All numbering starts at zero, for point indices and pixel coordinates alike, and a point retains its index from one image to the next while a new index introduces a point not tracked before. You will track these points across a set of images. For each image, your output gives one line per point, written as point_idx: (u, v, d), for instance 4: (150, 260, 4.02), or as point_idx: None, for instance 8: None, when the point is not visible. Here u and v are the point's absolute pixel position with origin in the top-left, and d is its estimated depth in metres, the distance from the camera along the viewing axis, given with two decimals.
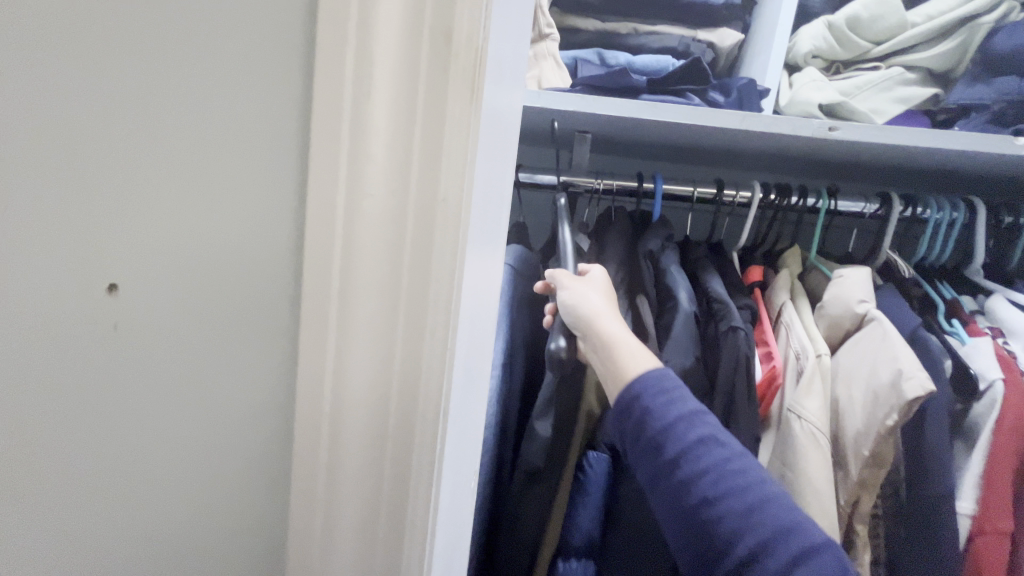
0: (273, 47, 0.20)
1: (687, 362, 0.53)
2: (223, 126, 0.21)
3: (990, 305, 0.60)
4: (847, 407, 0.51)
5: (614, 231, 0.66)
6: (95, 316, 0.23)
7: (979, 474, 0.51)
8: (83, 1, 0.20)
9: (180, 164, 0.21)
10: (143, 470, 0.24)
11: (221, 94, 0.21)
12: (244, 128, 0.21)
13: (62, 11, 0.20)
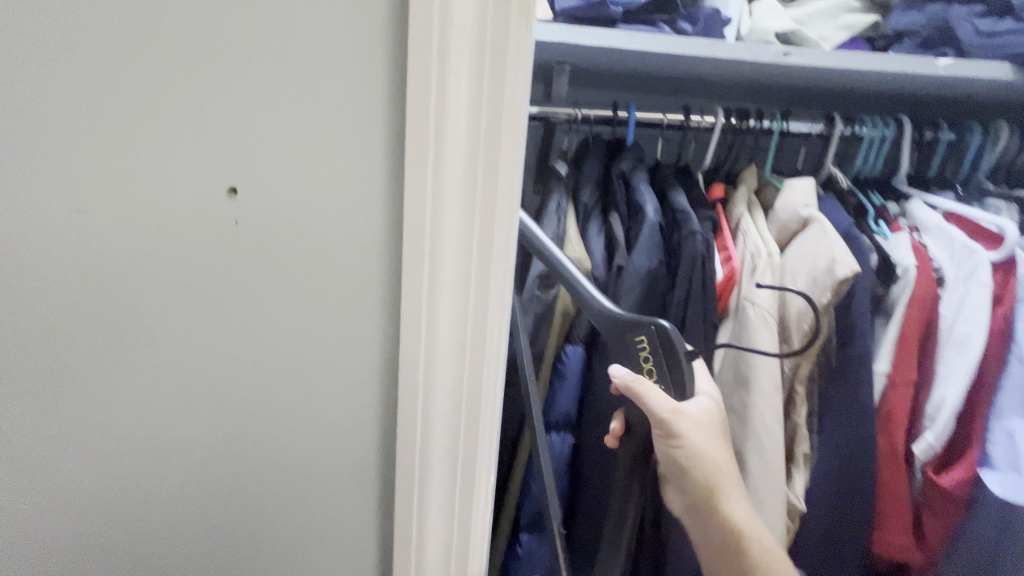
0: None
1: (652, 263, 0.61)
2: (317, 50, 0.26)
3: (910, 208, 0.71)
4: (791, 293, 0.63)
5: (590, 157, 0.73)
6: (218, 214, 0.28)
7: (892, 340, 0.62)
8: None
9: (280, 82, 0.26)
10: (266, 336, 0.31)
11: (317, 23, 0.25)
12: (336, 51, 0.26)
13: None
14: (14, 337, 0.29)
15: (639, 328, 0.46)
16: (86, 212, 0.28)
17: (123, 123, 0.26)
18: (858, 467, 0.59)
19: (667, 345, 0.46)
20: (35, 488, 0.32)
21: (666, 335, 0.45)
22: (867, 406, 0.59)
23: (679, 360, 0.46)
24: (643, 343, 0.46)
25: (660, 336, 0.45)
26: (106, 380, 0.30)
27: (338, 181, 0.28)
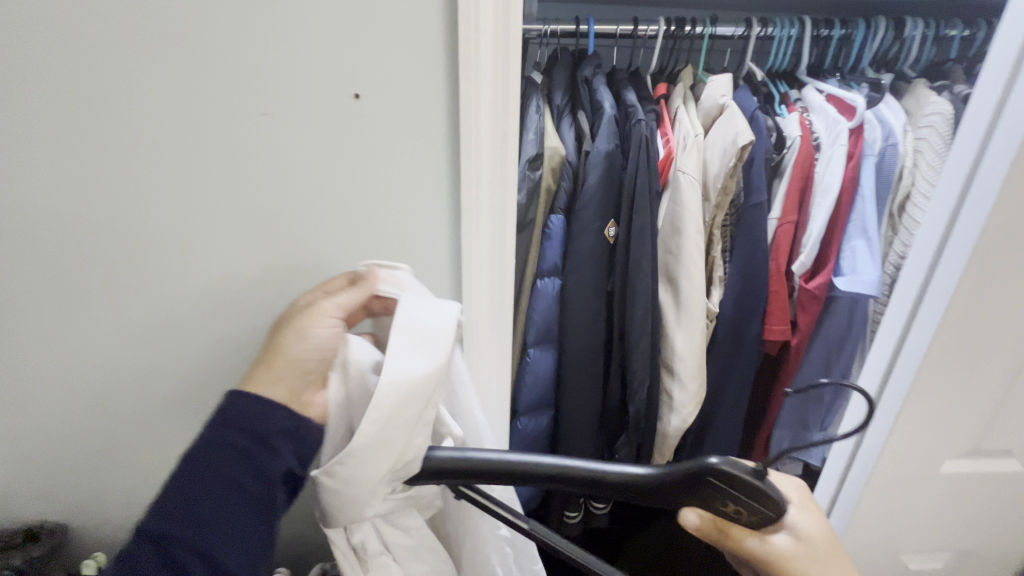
0: None
1: (611, 146, 0.82)
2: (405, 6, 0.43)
3: (805, 93, 0.92)
4: (711, 163, 0.85)
5: (560, 66, 0.91)
6: (348, 111, 0.47)
7: (782, 194, 0.86)
8: None
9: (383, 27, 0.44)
10: (375, 191, 0.51)
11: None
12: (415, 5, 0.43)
13: None
14: (232, 199, 0.49)
15: (702, 479, 0.42)
16: (276, 113, 0.46)
17: (295, 54, 0.44)
18: (754, 281, 0.85)
19: (732, 481, 0.42)
20: (260, 290, 0.54)
21: (722, 467, 0.41)
22: (761, 239, 0.84)
23: (758, 500, 0.42)
24: (716, 496, 0.42)
25: (726, 472, 0.42)
26: (299, 218, 0.51)
27: (419, 83, 0.46)
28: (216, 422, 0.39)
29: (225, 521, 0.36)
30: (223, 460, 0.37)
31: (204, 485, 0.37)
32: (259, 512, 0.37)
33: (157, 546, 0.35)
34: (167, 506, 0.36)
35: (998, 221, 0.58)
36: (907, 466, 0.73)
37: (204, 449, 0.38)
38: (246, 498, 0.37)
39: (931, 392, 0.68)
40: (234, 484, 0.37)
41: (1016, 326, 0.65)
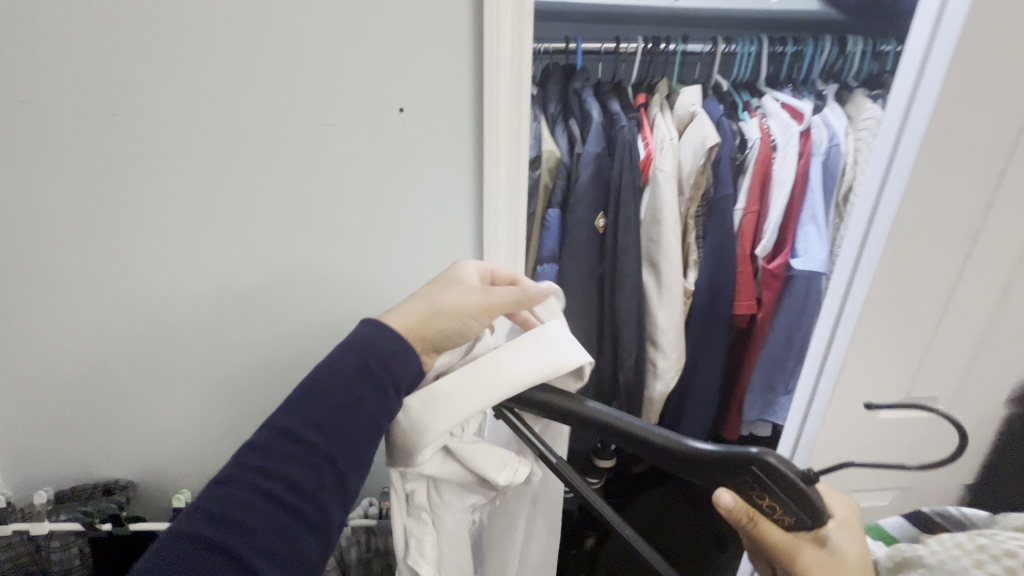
0: (455, 10, 0.55)
1: (599, 148, 0.95)
2: (440, 42, 0.56)
3: (764, 101, 1.07)
4: (684, 162, 0.99)
5: (552, 80, 1.05)
6: (394, 122, 0.59)
7: (746, 188, 1.01)
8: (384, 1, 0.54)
9: (423, 57, 0.56)
10: (414, 185, 0.63)
11: (439, 28, 0.55)
12: (448, 41, 0.56)
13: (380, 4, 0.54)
14: (302, 190, 0.62)
15: (746, 469, 0.43)
16: (338, 123, 0.59)
17: (356, 78, 0.57)
18: (724, 263, 0.99)
19: (773, 475, 0.42)
20: (320, 267, 0.67)
21: (769, 461, 0.42)
22: (729, 227, 0.98)
23: (795, 500, 0.43)
24: (749, 484, 0.43)
25: (768, 469, 0.43)
26: (351, 207, 0.64)
27: (451, 99, 0.59)
28: (363, 349, 0.47)
29: (343, 432, 0.44)
30: (353, 380, 0.45)
31: (333, 396, 0.45)
32: (368, 433, 0.45)
33: (286, 436, 0.43)
34: (299, 406, 0.44)
35: (909, 205, 0.72)
36: (851, 412, 0.87)
37: (340, 365, 0.46)
38: (363, 416, 0.45)
39: (867, 348, 0.82)
40: (358, 403, 0.45)
41: (931, 292, 0.79)
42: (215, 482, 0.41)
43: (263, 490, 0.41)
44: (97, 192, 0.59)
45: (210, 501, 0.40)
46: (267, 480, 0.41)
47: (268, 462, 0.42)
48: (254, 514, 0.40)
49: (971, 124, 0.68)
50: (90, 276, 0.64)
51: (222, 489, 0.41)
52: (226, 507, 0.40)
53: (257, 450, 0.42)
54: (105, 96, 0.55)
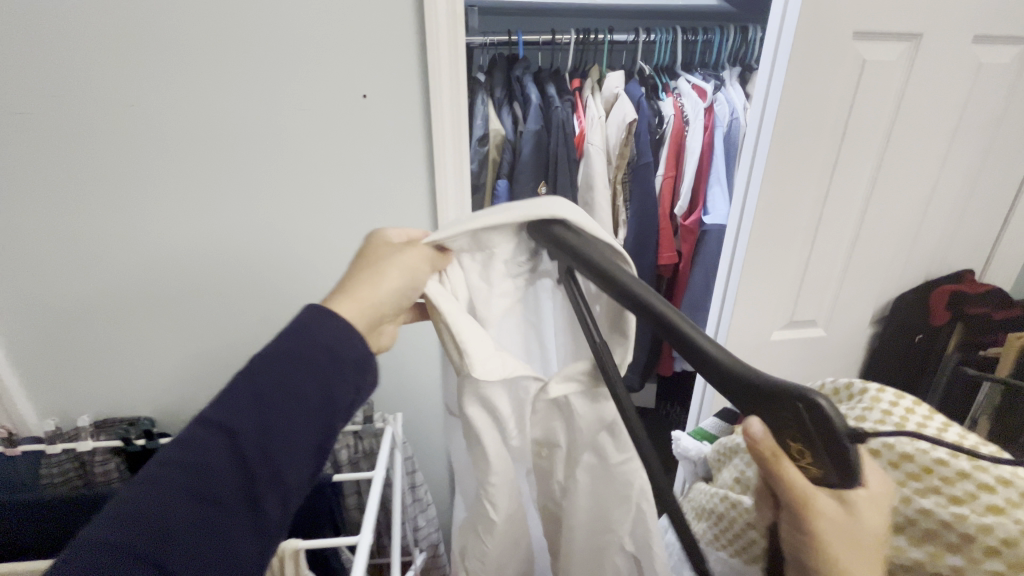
0: (402, 16, 0.71)
1: (538, 126, 1.12)
2: (392, 41, 0.72)
3: (679, 82, 1.24)
4: (610, 136, 1.16)
5: (497, 68, 1.21)
6: (359, 105, 0.75)
7: (664, 157, 1.19)
8: (346, 11, 0.70)
9: (379, 54, 0.72)
10: (377, 156, 0.79)
11: (390, 31, 0.71)
12: (398, 40, 0.72)
13: (343, 13, 0.70)
14: (286, 162, 0.77)
15: (784, 406, 0.31)
16: (313, 107, 0.74)
17: (326, 71, 0.73)
18: (647, 220, 1.18)
19: (821, 422, 0.30)
20: (302, 226, 0.82)
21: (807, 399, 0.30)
22: (649, 190, 1.17)
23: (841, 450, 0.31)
24: (788, 424, 0.31)
25: (812, 413, 0.30)
26: (326, 176, 0.79)
27: (403, 84, 0.75)
28: (316, 338, 0.40)
29: (285, 432, 0.37)
30: (301, 372, 0.38)
31: (289, 389, 0.37)
32: (323, 433, 0.39)
33: (220, 437, 0.35)
34: (238, 402, 0.36)
35: (775, 162, 0.91)
36: (747, 335, 1.07)
37: (281, 352, 0.39)
38: (305, 415, 0.37)
39: (754, 281, 1.01)
40: (302, 399, 0.37)
41: (802, 234, 0.99)
42: (124, 493, 0.33)
43: (183, 502, 0.33)
44: (119, 170, 0.74)
45: (115, 518, 0.32)
46: (185, 493, 0.33)
47: (192, 472, 0.34)
48: (173, 533, 0.32)
49: (818, 96, 0.87)
50: (113, 240, 0.78)
51: (135, 499, 0.33)
52: (140, 515, 0.32)
53: (179, 454, 0.34)
54: (125, 91, 0.70)
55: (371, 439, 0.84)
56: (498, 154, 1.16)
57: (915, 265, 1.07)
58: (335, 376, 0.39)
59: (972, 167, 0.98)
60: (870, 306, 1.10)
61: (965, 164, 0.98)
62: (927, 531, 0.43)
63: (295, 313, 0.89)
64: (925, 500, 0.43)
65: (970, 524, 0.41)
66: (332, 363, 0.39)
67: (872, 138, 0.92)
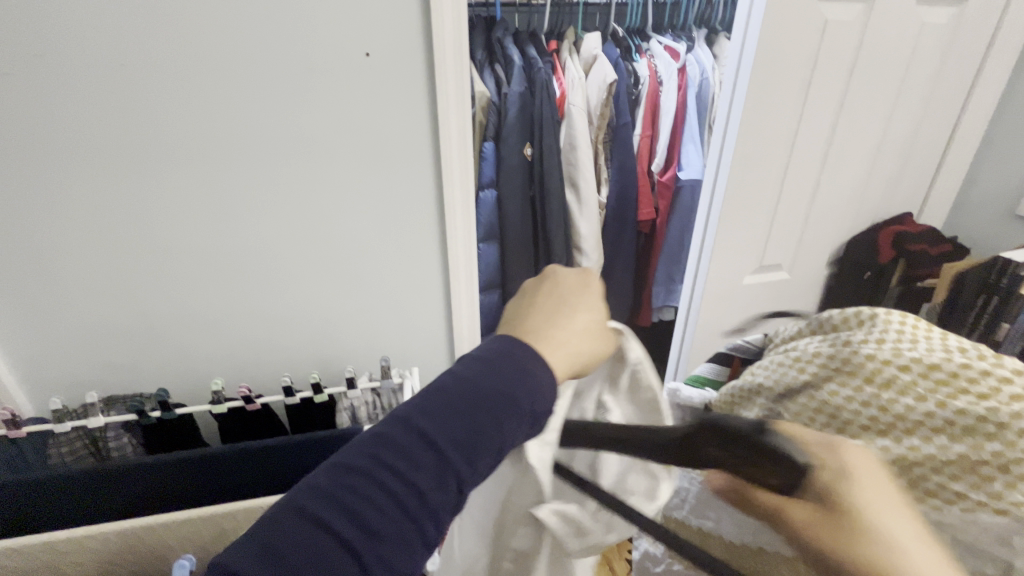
0: None
1: (522, 88, 1.14)
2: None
3: (651, 43, 1.29)
4: (591, 97, 1.20)
5: (477, 30, 1.21)
6: (362, 63, 0.75)
7: (640, 118, 1.25)
8: None
9: (381, 10, 0.72)
10: (381, 116, 0.79)
11: None
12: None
13: None
14: (287, 124, 0.76)
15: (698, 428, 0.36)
16: (315, 66, 0.73)
17: (327, 28, 0.71)
18: (627, 179, 1.24)
19: (720, 434, 0.34)
20: (305, 191, 0.81)
21: (716, 422, 0.35)
22: (629, 149, 1.23)
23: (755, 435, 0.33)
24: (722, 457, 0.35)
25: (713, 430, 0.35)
26: (330, 137, 0.79)
27: (405, 42, 0.75)
28: (500, 358, 0.37)
29: (475, 453, 0.33)
30: (496, 393, 0.35)
31: (468, 402, 0.34)
32: (498, 458, 0.34)
33: (416, 438, 0.33)
34: (435, 405, 0.34)
35: (749, 116, 0.98)
36: (723, 282, 1.17)
37: (478, 368, 0.36)
38: (495, 443, 0.33)
39: (730, 230, 1.10)
40: (495, 423, 0.34)
41: (771, 185, 1.08)
42: (324, 474, 0.32)
43: (375, 506, 0.30)
44: (113, 134, 0.71)
45: (312, 498, 0.31)
46: (378, 495, 0.31)
47: (385, 474, 0.31)
48: (360, 541, 0.29)
49: (787, 53, 0.94)
50: (108, 209, 0.75)
51: (330, 487, 0.31)
52: (333, 507, 0.30)
53: (373, 447, 0.32)
54: (119, 50, 0.67)
55: (389, 397, 0.87)
56: (484, 118, 1.17)
57: (864, 211, 1.19)
58: (526, 408, 0.35)
59: (913, 119, 1.10)
60: (826, 249, 1.22)
61: (907, 116, 1.09)
62: (966, 427, 0.46)
63: (299, 282, 0.88)
64: (959, 403, 0.46)
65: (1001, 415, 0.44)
66: (524, 392, 0.35)
67: (832, 94, 1.01)
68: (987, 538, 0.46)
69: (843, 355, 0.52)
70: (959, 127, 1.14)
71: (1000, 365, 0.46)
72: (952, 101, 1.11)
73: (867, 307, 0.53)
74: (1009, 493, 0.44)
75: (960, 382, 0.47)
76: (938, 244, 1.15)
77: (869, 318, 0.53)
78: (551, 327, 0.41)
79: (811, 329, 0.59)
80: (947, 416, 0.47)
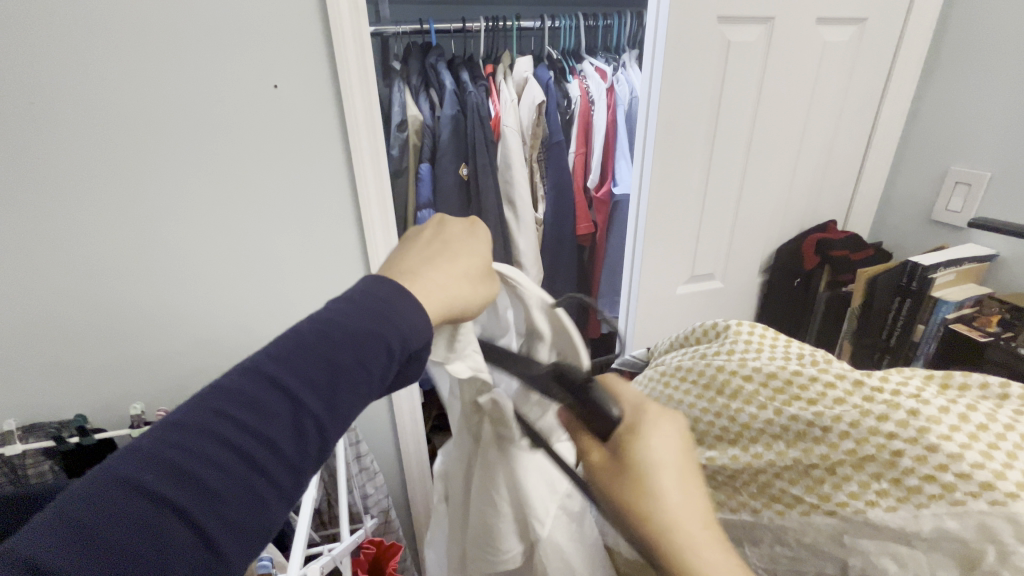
0: (305, 8, 0.74)
1: (454, 111, 1.18)
2: (298, 32, 0.75)
3: (584, 64, 1.33)
4: (523, 118, 1.25)
5: (412, 56, 1.25)
6: (272, 94, 0.78)
7: (574, 136, 1.29)
8: (249, 5, 0.72)
9: (287, 45, 0.76)
10: (295, 143, 0.82)
11: (296, 22, 0.75)
12: (303, 31, 0.76)
13: (244, 7, 0.72)
14: (201, 153, 0.79)
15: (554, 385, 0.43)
16: (226, 99, 0.77)
17: (233, 63, 0.75)
18: (562, 195, 1.28)
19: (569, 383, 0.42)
20: (223, 215, 0.84)
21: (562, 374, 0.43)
22: (563, 166, 1.27)
23: (589, 393, 0.42)
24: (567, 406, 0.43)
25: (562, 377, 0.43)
26: (245, 164, 0.82)
27: (313, 74, 0.79)
28: (366, 299, 0.37)
29: (339, 393, 0.33)
30: (361, 331, 0.35)
31: (330, 345, 0.33)
32: (363, 399, 0.34)
33: (268, 386, 0.31)
34: (292, 351, 0.33)
35: (664, 134, 1.03)
36: (655, 292, 1.20)
37: (340, 311, 0.36)
38: (361, 384, 0.34)
39: (656, 242, 1.14)
40: (359, 364, 0.34)
41: (692, 198, 1.12)
42: (154, 438, 0.29)
43: (225, 458, 0.28)
44: (21, 168, 0.72)
45: (139, 465, 0.27)
46: (220, 453, 0.28)
47: (229, 428, 0.29)
48: (197, 506, 0.27)
49: (693, 74, 0.99)
50: (24, 241, 0.76)
51: (164, 448, 0.28)
52: (169, 470, 0.27)
53: (218, 404, 0.30)
54: (24, 87, 0.68)
55: None
56: (419, 141, 1.21)
57: (789, 220, 1.24)
58: (396, 347, 0.36)
59: (826, 131, 1.15)
60: (757, 258, 1.26)
61: (821, 129, 1.14)
62: (798, 432, 0.45)
63: (225, 303, 0.91)
64: (790, 409, 0.46)
65: (824, 419, 0.44)
66: (393, 329, 0.36)
67: (742, 110, 1.06)
68: (825, 541, 0.44)
69: (698, 367, 0.53)
70: (873, 139, 1.19)
71: (827, 368, 0.46)
72: (864, 114, 1.16)
73: (721, 320, 0.56)
74: (836, 494, 0.43)
75: (792, 388, 0.46)
76: (859, 249, 1.19)
77: (723, 330, 0.55)
78: (438, 274, 0.42)
79: (678, 343, 0.61)
80: (781, 422, 0.46)
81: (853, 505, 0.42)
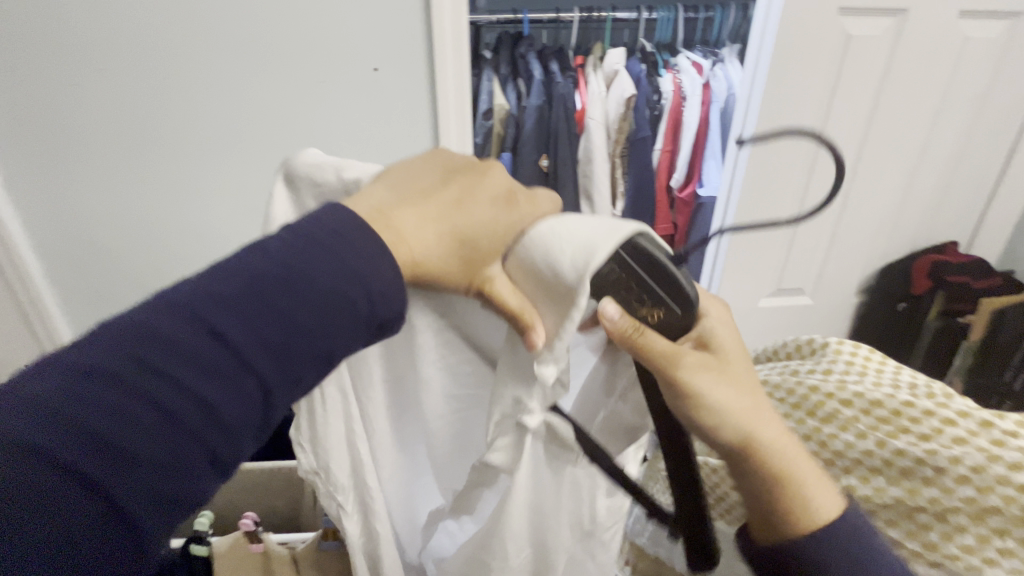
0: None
1: (540, 101, 1.17)
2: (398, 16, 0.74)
3: (678, 58, 1.27)
4: (609, 112, 1.22)
5: (503, 45, 1.26)
6: (367, 78, 0.79)
7: (662, 132, 1.24)
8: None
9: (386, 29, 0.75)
10: (385, 128, 0.83)
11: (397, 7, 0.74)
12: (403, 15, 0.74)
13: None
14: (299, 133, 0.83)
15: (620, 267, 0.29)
16: (325, 82, 0.79)
17: (335, 46, 0.76)
18: (643, 192, 1.24)
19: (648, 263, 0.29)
20: None
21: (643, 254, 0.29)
22: (647, 163, 1.22)
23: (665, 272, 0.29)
24: (627, 287, 0.29)
25: (635, 258, 0.29)
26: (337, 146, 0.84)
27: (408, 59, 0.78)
28: (324, 250, 0.26)
29: (291, 355, 0.25)
30: (323, 278, 0.26)
31: (284, 293, 0.25)
32: (321, 365, 0.27)
33: (197, 332, 0.24)
34: (231, 291, 0.25)
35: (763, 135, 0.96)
36: (735, 302, 1.13)
37: (300, 245, 0.27)
38: (320, 346, 0.26)
39: (742, 249, 1.07)
40: (319, 326, 0.26)
41: (788, 205, 1.04)
42: (56, 376, 0.23)
43: (145, 413, 0.23)
44: (149, 141, 0.80)
45: (33, 410, 0.22)
46: (135, 413, 0.22)
47: (146, 380, 0.23)
48: (105, 474, 0.22)
49: (805, 70, 0.91)
50: (150, 204, 0.85)
51: (62, 401, 0.22)
52: (74, 414, 0.22)
53: (136, 342, 0.23)
54: (156, 65, 0.74)
55: None
56: (502, 131, 1.22)
57: (899, 237, 1.11)
58: (360, 313, 0.27)
59: (957, 140, 1.02)
60: (856, 275, 1.14)
61: (950, 139, 1.02)
62: (903, 470, 0.40)
63: None
64: (897, 442, 0.40)
65: (940, 459, 0.38)
66: (361, 291, 0.27)
67: (857, 112, 0.96)
68: None
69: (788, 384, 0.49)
70: (1014, 152, 1.04)
71: (946, 404, 0.41)
72: (1006, 123, 1.01)
73: (819, 336, 0.51)
74: (945, 544, 0.38)
75: (902, 419, 0.41)
76: (982, 276, 1.05)
77: (821, 348, 0.50)
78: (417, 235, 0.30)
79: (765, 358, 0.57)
80: (883, 456, 0.41)
81: (966, 561, 0.37)
